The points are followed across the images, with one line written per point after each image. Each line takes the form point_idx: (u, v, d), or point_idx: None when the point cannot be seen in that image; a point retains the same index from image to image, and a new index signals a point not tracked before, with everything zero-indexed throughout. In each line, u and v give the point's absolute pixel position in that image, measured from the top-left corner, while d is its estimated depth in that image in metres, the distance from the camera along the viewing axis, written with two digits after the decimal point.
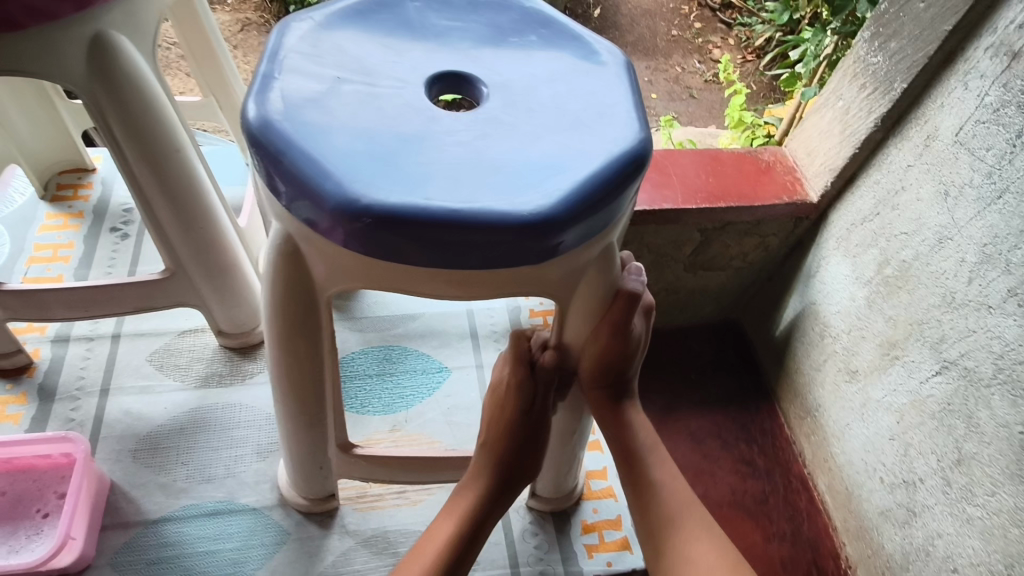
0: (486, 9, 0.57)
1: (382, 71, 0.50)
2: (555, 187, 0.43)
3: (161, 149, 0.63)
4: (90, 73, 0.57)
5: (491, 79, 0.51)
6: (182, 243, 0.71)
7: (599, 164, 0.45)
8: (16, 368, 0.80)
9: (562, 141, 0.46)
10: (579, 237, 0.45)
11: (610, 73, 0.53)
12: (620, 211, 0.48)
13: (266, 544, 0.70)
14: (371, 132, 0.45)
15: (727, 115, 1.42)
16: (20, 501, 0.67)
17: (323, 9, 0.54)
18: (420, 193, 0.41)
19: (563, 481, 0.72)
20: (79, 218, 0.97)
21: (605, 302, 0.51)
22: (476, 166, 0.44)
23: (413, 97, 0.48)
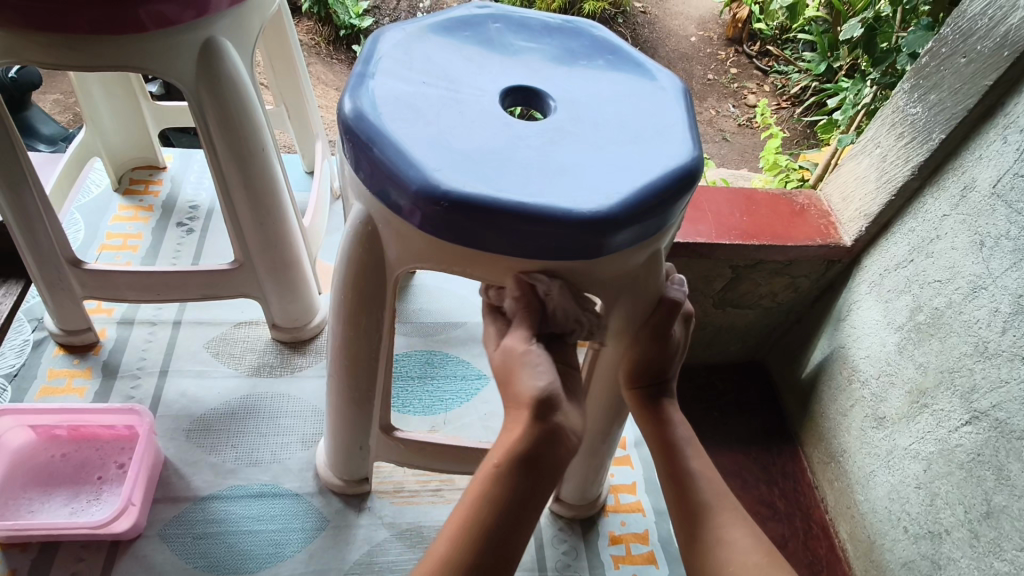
0: (559, 34, 0.63)
1: (463, 80, 0.55)
2: (614, 192, 0.47)
3: (247, 146, 0.69)
4: (197, 75, 0.63)
5: (561, 95, 0.56)
6: (252, 235, 0.76)
7: (655, 176, 0.48)
8: (84, 345, 0.85)
9: (623, 152, 0.50)
10: (632, 240, 0.48)
11: (669, 96, 0.57)
12: (671, 221, 0.51)
13: (307, 528, 0.72)
14: (451, 130, 0.49)
15: (762, 158, 1.47)
16: (82, 467, 0.72)
17: (414, 24, 0.59)
18: (492, 186, 0.45)
19: (589, 488, 0.74)
20: (149, 211, 1.03)
21: (648, 308, 0.55)
22: (544, 168, 0.48)
23: (489, 104, 0.53)
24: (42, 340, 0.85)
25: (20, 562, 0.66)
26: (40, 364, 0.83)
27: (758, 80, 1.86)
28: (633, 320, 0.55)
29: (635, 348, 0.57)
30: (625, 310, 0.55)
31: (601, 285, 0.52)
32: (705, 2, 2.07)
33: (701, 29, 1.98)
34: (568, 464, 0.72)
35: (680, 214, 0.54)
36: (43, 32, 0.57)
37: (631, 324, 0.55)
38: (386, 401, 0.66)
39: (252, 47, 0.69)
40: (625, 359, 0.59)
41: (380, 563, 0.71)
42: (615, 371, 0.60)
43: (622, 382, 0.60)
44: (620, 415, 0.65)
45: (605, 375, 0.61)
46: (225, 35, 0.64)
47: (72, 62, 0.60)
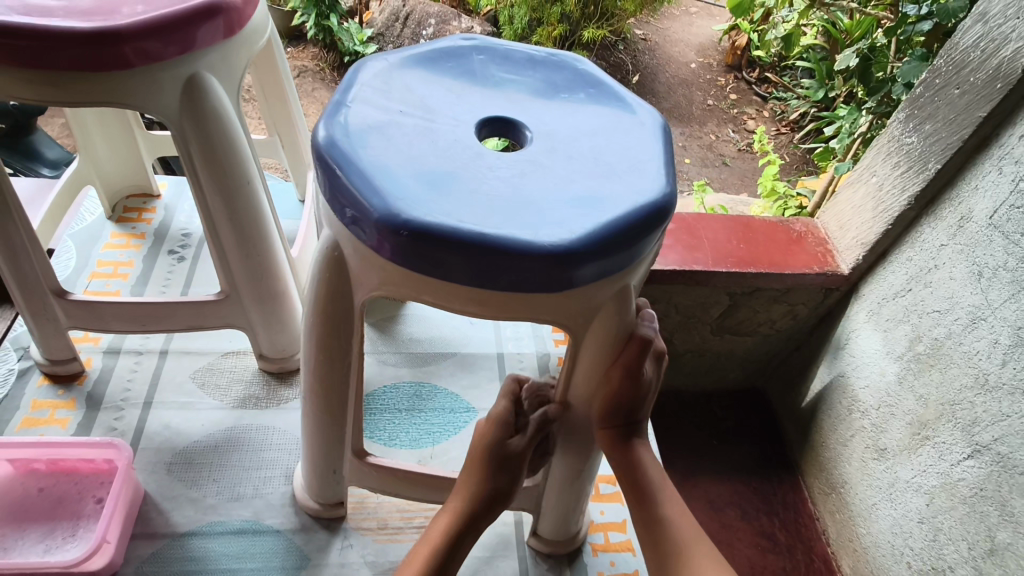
0: (543, 67, 0.63)
1: (440, 110, 0.55)
2: (581, 225, 0.46)
3: (231, 179, 0.69)
4: (180, 108, 0.63)
5: (536, 125, 0.56)
6: (238, 266, 0.76)
7: (627, 211, 0.48)
8: (68, 375, 0.84)
9: (594, 187, 0.50)
10: (600, 275, 0.48)
11: (647, 130, 0.57)
12: (642, 257, 0.51)
13: (287, 567, 0.71)
14: (423, 160, 0.49)
15: (760, 185, 1.47)
16: (59, 502, 0.70)
17: (398, 53, 0.60)
18: (453, 216, 0.45)
19: (565, 525, 0.73)
20: (141, 239, 1.03)
21: (618, 347, 0.54)
22: (511, 200, 0.47)
23: (463, 134, 0.53)
24: (27, 369, 0.85)
25: None
26: (23, 395, 0.82)
27: (757, 106, 1.88)
28: (604, 355, 0.54)
29: (607, 387, 0.56)
30: (595, 351, 0.54)
31: (571, 315, 0.50)
32: (706, 29, 2.10)
33: (701, 55, 2.01)
34: (548, 501, 0.71)
35: (655, 247, 0.53)
36: (28, 68, 0.57)
37: (601, 365, 0.55)
38: (359, 426, 0.65)
39: (240, 80, 0.69)
40: (597, 398, 0.57)
41: None
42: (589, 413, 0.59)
43: (595, 423, 0.60)
44: (588, 456, 0.64)
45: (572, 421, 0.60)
46: (211, 68, 0.64)
47: (54, 95, 0.60)
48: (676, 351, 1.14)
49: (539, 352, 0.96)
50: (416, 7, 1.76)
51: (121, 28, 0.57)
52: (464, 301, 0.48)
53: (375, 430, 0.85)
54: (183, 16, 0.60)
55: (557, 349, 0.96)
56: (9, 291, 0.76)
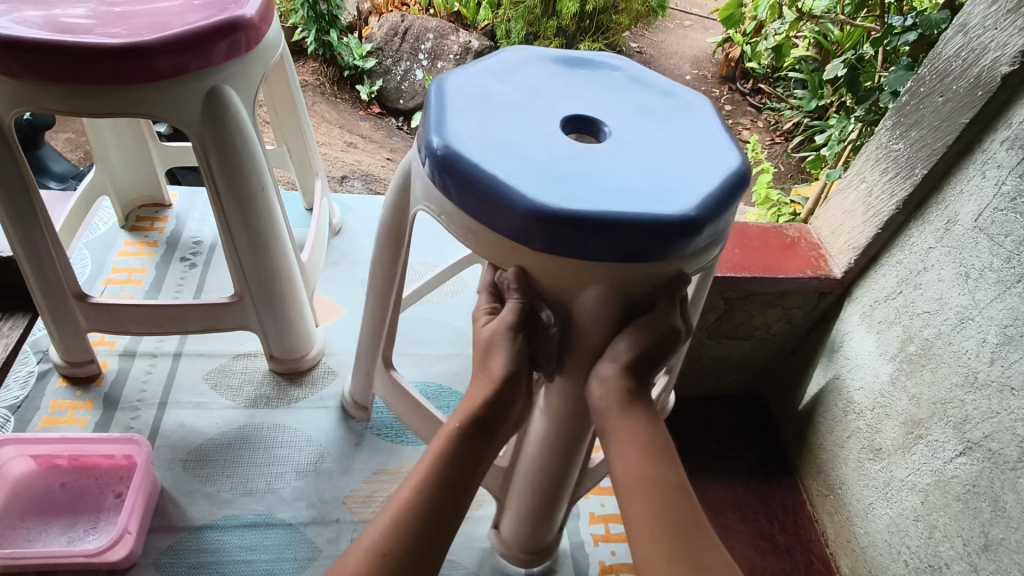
0: (671, 100, 0.67)
1: (545, 101, 0.63)
2: (575, 199, 0.51)
3: (246, 186, 0.72)
4: (201, 119, 0.67)
5: (616, 122, 0.62)
6: (251, 270, 0.79)
7: (658, 214, 0.51)
8: (86, 377, 0.87)
9: (618, 178, 0.54)
10: (608, 261, 0.52)
11: (711, 169, 0.57)
12: (670, 259, 0.54)
13: (299, 558, 0.74)
14: (498, 122, 0.58)
15: (755, 192, 1.51)
16: (81, 496, 0.73)
17: (547, 56, 0.70)
18: (481, 156, 0.54)
19: (534, 534, 0.74)
20: (153, 247, 1.06)
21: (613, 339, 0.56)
22: (537, 164, 0.54)
23: (547, 120, 0.60)
24: (46, 372, 0.88)
25: None
26: (43, 395, 0.85)
27: (752, 117, 1.93)
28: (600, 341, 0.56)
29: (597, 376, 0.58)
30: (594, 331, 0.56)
31: (559, 282, 0.54)
32: (700, 43, 2.16)
33: (695, 68, 2.06)
34: (523, 512, 0.72)
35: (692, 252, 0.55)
36: (60, 82, 0.61)
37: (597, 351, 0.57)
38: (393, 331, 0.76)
39: (255, 94, 0.73)
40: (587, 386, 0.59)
41: None
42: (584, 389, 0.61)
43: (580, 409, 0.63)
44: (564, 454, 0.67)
45: (570, 390, 0.61)
46: (229, 82, 0.68)
47: (84, 108, 0.63)
48: None
49: None
50: (415, 23, 1.82)
51: (148, 44, 0.61)
52: (475, 239, 0.56)
53: (382, 427, 0.87)
54: (205, 34, 0.64)
55: None
56: (33, 295, 0.79)
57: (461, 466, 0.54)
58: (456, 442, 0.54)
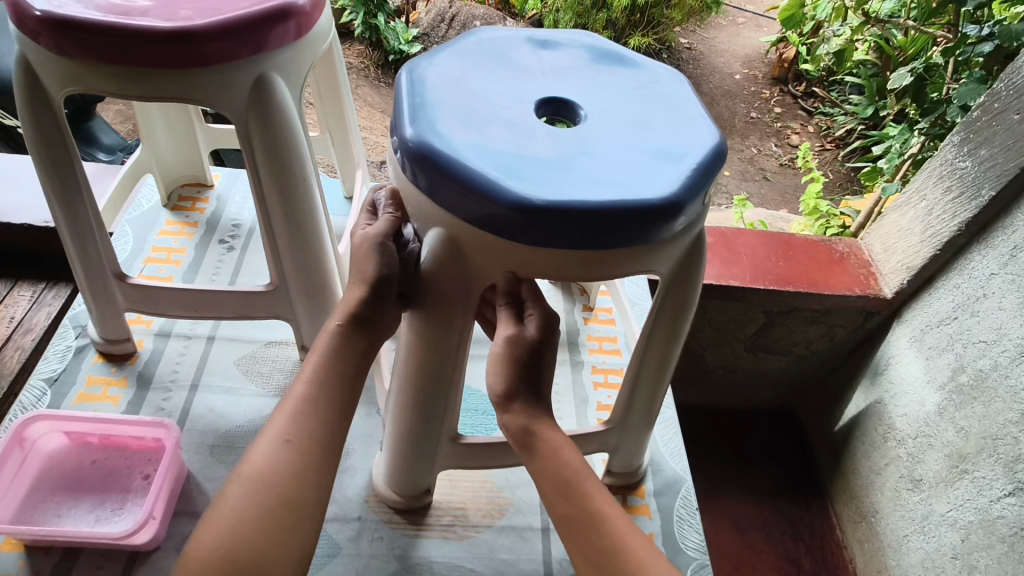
0: (678, 112, 0.62)
1: (542, 80, 0.63)
2: (451, 146, 0.53)
3: (291, 176, 0.71)
4: (248, 103, 0.66)
5: (594, 111, 0.60)
6: (290, 260, 0.78)
7: (503, 189, 0.50)
8: (122, 355, 0.88)
9: (519, 148, 0.54)
10: (462, 218, 0.53)
11: (612, 178, 0.53)
12: (525, 243, 0.52)
13: (318, 555, 0.74)
14: (480, 83, 0.61)
15: (802, 203, 1.44)
16: (110, 475, 0.74)
17: (599, 44, 0.69)
18: (425, 91, 0.58)
19: (407, 482, 0.75)
20: (194, 227, 1.07)
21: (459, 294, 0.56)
22: (464, 113, 0.57)
23: (528, 96, 0.61)
24: (83, 348, 0.88)
25: (42, 566, 0.68)
26: (80, 370, 0.86)
27: (802, 121, 1.85)
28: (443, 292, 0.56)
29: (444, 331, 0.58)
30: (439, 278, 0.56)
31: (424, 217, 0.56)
32: (753, 41, 2.07)
33: (746, 67, 1.98)
34: (395, 458, 0.73)
35: (555, 255, 0.53)
36: (110, 63, 0.61)
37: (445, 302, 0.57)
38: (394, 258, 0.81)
39: (303, 82, 0.72)
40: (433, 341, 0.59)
41: None
42: (445, 349, 0.60)
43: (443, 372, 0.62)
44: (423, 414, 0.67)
45: (421, 340, 0.60)
46: (279, 69, 0.67)
47: (134, 92, 0.63)
48: (709, 366, 1.22)
49: (572, 360, 0.98)
50: (462, 10, 1.79)
51: (200, 29, 0.60)
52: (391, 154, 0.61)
53: None
54: (256, 21, 0.63)
55: (591, 358, 0.98)
56: (74, 272, 0.80)
57: (339, 365, 0.58)
58: (340, 340, 0.59)
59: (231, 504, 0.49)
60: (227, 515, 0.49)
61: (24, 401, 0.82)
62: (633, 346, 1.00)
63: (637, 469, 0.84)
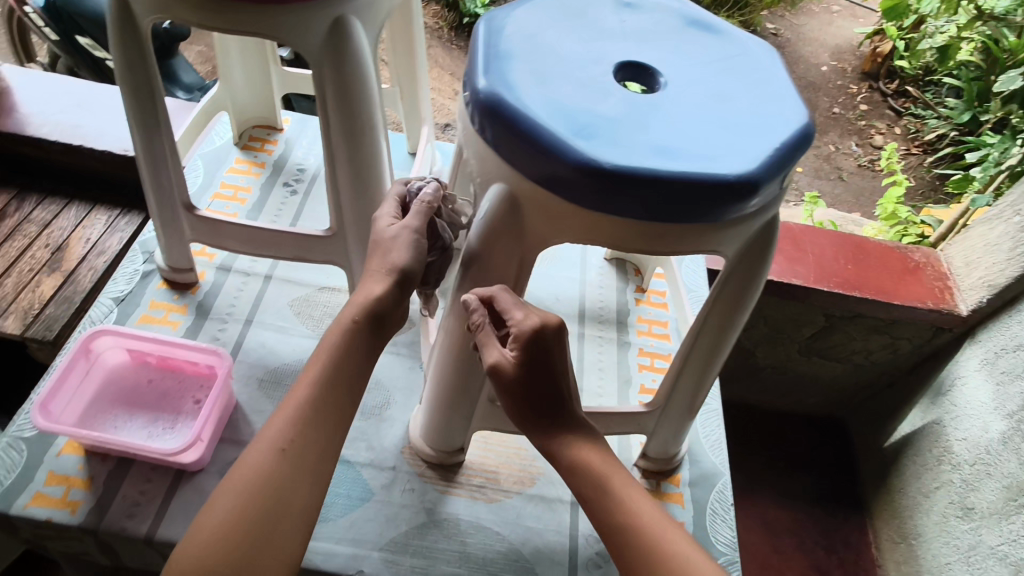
0: (769, 88, 0.58)
1: (625, 39, 0.60)
2: (522, 100, 0.51)
3: (359, 123, 0.71)
4: (324, 45, 0.66)
5: (674, 79, 0.57)
6: (349, 207, 0.78)
7: (571, 149, 0.48)
8: (185, 283, 0.91)
9: (592, 109, 0.52)
10: (521, 173, 0.51)
11: (687, 152, 0.50)
12: (585, 207, 0.50)
13: (350, 497, 0.76)
14: (559, 38, 0.58)
15: (880, 206, 1.36)
16: (166, 395, 0.77)
17: (688, 9, 0.65)
18: (502, 41, 0.56)
19: (443, 440, 0.76)
20: (261, 168, 1.09)
21: (508, 256, 0.55)
22: (539, 68, 0.54)
23: (608, 55, 0.58)
24: (150, 273, 0.92)
25: (98, 470, 0.73)
26: (144, 293, 0.90)
27: (889, 121, 1.71)
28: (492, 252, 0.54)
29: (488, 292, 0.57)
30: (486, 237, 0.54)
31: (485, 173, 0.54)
32: (846, 31, 1.94)
33: (835, 59, 1.85)
34: (432, 415, 0.74)
35: (614, 224, 0.51)
36: None
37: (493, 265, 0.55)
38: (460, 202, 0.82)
39: (379, 29, 0.72)
40: None
41: (416, 546, 0.73)
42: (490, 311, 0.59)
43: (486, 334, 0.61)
44: (467, 374, 0.66)
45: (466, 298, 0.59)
46: (358, 13, 0.66)
47: (216, 25, 0.63)
48: (759, 365, 1.18)
49: (619, 339, 0.96)
50: None
51: None
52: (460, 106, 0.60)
53: None
54: None
55: (640, 340, 0.96)
56: (147, 199, 0.83)
57: (348, 369, 0.58)
58: (349, 340, 0.59)
59: (223, 504, 0.51)
60: (228, 514, 0.50)
61: (93, 317, 0.86)
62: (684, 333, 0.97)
63: (674, 456, 0.82)
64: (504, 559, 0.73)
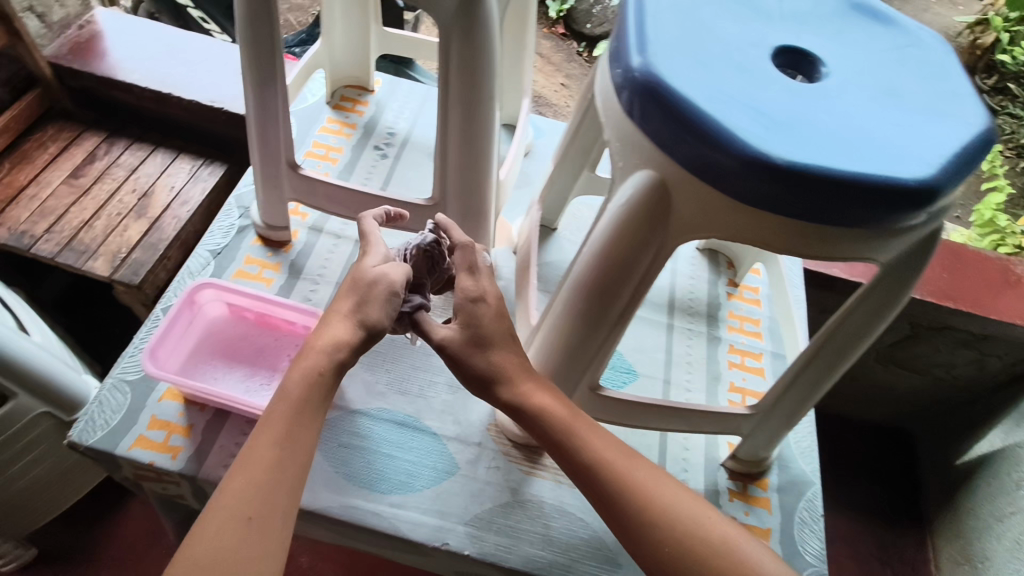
0: (944, 85, 0.53)
1: (783, 23, 0.56)
2: (684, 84, 0.48)
3: (479, 93, 0.68)
4: (456, 12, 0.63)
5: (840, 68, 0.53)
6: (455, 179, 0.77)
7: (739, 140, 0.45)
8: (278, 242, 0.92)
9: (757, 97, 0.48)
10: (674, 160, 0.48)
11: (862, 150, 0.46)
12: (741, 202, 0.47)
13: (436, 469, 0.76)
14: (715, 17, 0.54)
15: (976, 212, 1.27)
16: (263, 352, 0.78)
17: None
18: (656, 18, 0.52)
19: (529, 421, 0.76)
20: (352, 129, 1.08)
21: (641, 247, 0.52)
22: (696, 50, 0.51)
23: (767, 39, 0.54)
24: (245, 228, 0.93)
25: (197, 419, 0.75)
26: (239, 248, 0.90)
27: None
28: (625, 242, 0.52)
29: (612, 283, 0.54)
30: (624, 226, 0.51)
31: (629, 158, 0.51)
32: (947, 20, 1.82)
33: None
34: None
35: (769, 221, 0.47)
36: None
37: (624, 256, 0.52)
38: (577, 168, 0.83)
39: None
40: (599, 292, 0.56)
41: (500, 524, 0.73)
42: (611, 303, 0.56)
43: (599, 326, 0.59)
44: (572, 362, 0.65)
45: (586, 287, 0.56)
46: None
47: None
48: None
49: (710, 334, 0.93)
50: None
51: None
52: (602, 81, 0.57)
53: None
54: None
55: (730, 336, 0.93)
56: (252, 154, 0.82)
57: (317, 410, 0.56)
58: (320, 377, 0.56)
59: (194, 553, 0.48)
60: (261, 468, 0.52)
61: (191, 268, 0.87)
62: (777, 332, 0.94)
63: (764, 460, 0.79)
64: (587, 546, 0.73)
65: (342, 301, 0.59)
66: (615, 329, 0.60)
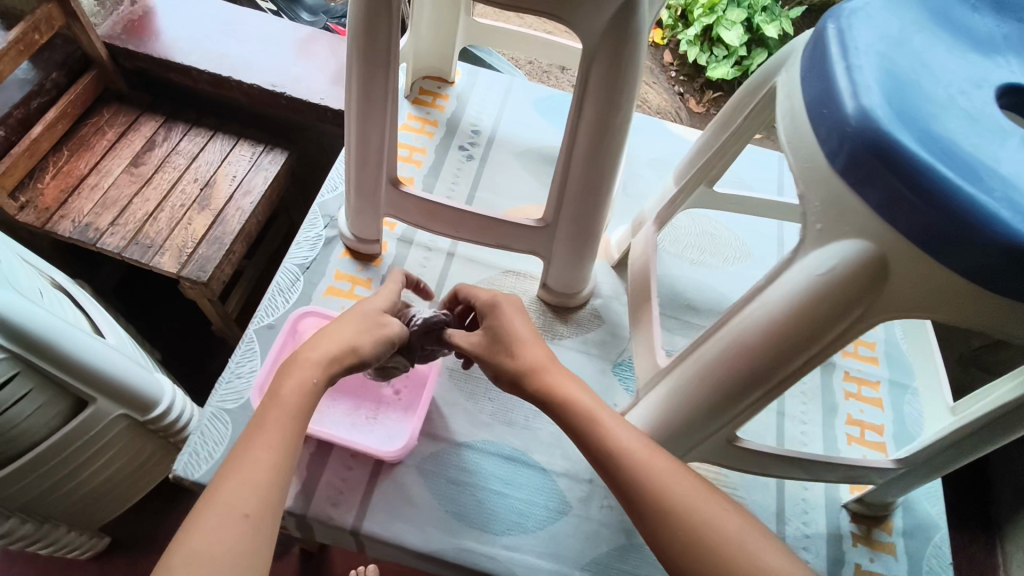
0: None
1: (1005, 56, 0.48)
2: (921, 140, 0.40)
3: (615, 118, 0.61)
4: (604, 34, 0.56)
5: None
6: (572, 202, 0.71)
7: (996, 216, 0.38)
8: (368, 254, 0.87)
9: (1000, 157, 0.41)
10: (897, 230, 0.42)
11: None
12: (986, 290, 0.40)
13: (548, 508, 0.73)
14: (932, 48, 0.47)
15: None
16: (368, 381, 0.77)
17: None
18: (870, 52, 0.45)
19: None
20: (434, 126, 1.01)
21: (836, 318, 0.46)
22: (922, 94, 0.44)
23: (993, 78, 0.46)
24: (332, 239, 0.88)
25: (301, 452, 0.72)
26: (328, 262, 0.86)
27: None
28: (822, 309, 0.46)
29: (790, 350, 0.49)
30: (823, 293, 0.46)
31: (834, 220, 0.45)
32: None
33: None
34: None
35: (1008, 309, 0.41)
36: None
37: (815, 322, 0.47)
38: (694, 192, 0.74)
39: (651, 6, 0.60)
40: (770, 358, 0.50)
41: (619, 568, 0.70)
42: (778, 369, 0.51)
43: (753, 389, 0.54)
44: (700, 417, 0.59)
45: (755, 350, 0.51)
46: None
47: None
48: None
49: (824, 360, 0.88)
50: None
51: None
52: (788, 127, 0.49)
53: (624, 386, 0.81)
54: None
55: (846, 361, 0.88)
56: (347, 167, 0.77)
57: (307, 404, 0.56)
58: (316, 377, 0.57)
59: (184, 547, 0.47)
60: (258, 466, 0.51)
61: (280, 283, 0.83)
62: (895, 358, 0.88)
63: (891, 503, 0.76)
64: None
65: (347, 323, 0.62)
66: (769, 395, 0.55)
